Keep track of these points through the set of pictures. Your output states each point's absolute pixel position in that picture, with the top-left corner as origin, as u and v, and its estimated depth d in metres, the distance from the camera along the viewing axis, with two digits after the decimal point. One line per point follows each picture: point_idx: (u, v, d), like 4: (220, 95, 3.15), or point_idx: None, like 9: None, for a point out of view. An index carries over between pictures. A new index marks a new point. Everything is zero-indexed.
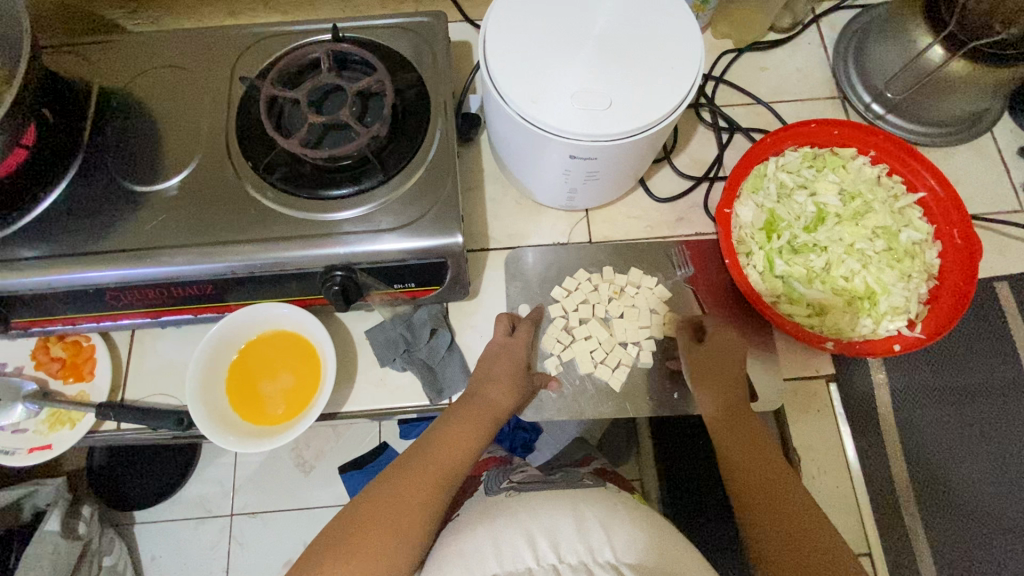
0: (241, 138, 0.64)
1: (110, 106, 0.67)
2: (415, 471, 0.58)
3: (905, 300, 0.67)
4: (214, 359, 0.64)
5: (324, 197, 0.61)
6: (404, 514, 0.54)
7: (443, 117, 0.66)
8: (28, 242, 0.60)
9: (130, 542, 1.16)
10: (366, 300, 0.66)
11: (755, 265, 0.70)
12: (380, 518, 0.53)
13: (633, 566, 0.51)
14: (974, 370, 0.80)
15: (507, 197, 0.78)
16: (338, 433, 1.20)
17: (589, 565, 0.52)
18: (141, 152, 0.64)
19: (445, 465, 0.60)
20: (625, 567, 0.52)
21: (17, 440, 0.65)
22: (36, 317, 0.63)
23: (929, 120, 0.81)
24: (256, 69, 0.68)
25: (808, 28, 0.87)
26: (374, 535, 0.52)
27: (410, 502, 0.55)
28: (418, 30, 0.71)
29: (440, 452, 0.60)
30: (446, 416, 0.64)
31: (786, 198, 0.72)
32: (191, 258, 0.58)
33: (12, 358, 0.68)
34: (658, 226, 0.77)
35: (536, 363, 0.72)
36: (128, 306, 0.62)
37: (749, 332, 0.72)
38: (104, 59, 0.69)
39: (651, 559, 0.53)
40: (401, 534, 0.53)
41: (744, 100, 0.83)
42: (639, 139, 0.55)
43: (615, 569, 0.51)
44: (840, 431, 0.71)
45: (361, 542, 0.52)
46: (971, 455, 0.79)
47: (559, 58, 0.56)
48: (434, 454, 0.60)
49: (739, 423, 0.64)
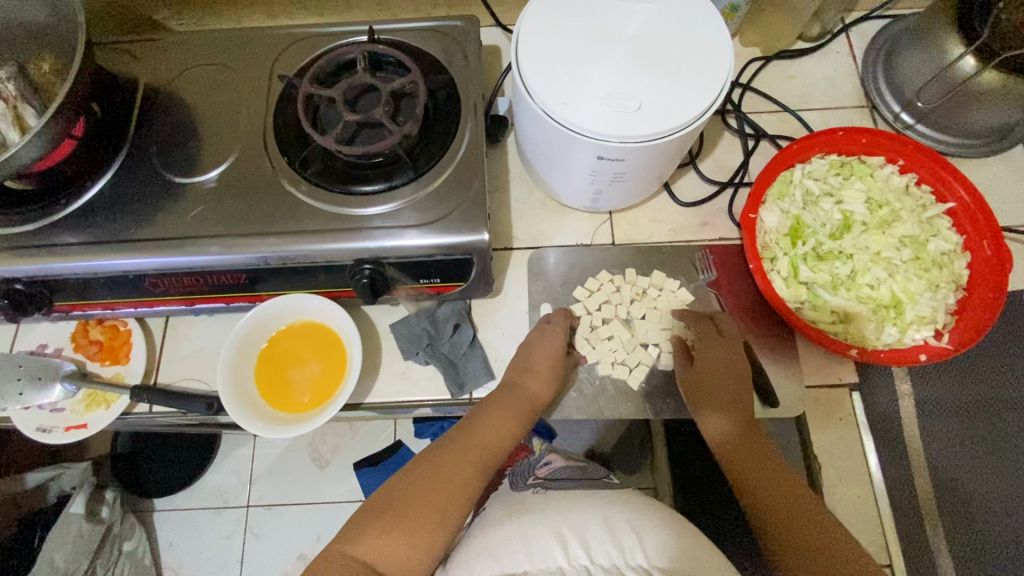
0: (278, 133, 0.67)
1: (155, 101, 0.70)
2: (455, 458, 0.60)
3: (932, 310, 0.67)
4: (247, 344, 0.66)
5: (357, 192, 0.63)
6: (449, 498, 0.56)
7: (473, 117, 0.67)
8: (73, 228, 0.63)
9: (149, 529, 1.19)
10: (392, 293, 0.68)
11: (780, 271, 0.71)
12: (421, 502, 0.55)
13: (665, 571, 0.53)
14: (1000, 386, 0.79)
15: (532, 198, 0.80)
16: (354, 428, 1.22)
17: (621, 567, 0.54)
18: (181, 145, 0.67)
19: (487, 452, 0.62)
20: (656, 570, 0.53)
21: (55, 418, 0.68)
22: (77, 300, 0.65)
23: (961, 131, 0.80)
24: (295, 67, 0.71)
25: (837, 37, 0.87)
26: (411, 514, 0.54)
27: (453, 486, 0.57)
28: (451, 33, 0.72)
29: (483, 439, 0.62)
30: (487, 402, 0.66)
31: (812, 205, 0.72)
32: (227, 247, 0.60)
33: (53, 340, 0.72)
34: (681, 230, 0.78)
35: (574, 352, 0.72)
36: (164, 292, 0.65)
37: (771, 338, 0.73)
38: (148, 57, 0.72)
39: (683, 563, 0.53)
40: (440, 519, 0.55)
41: (771, 107, 0.84)
42: (669, 141, 0.56)
43: (647, 573, 0.53)
44: (864, 441, 0.70)
45: (403, 525, 0.53)
46: (997, 471, 0.78)
47: (591, 62, 0.57)
48: (477, 441, 0.62)
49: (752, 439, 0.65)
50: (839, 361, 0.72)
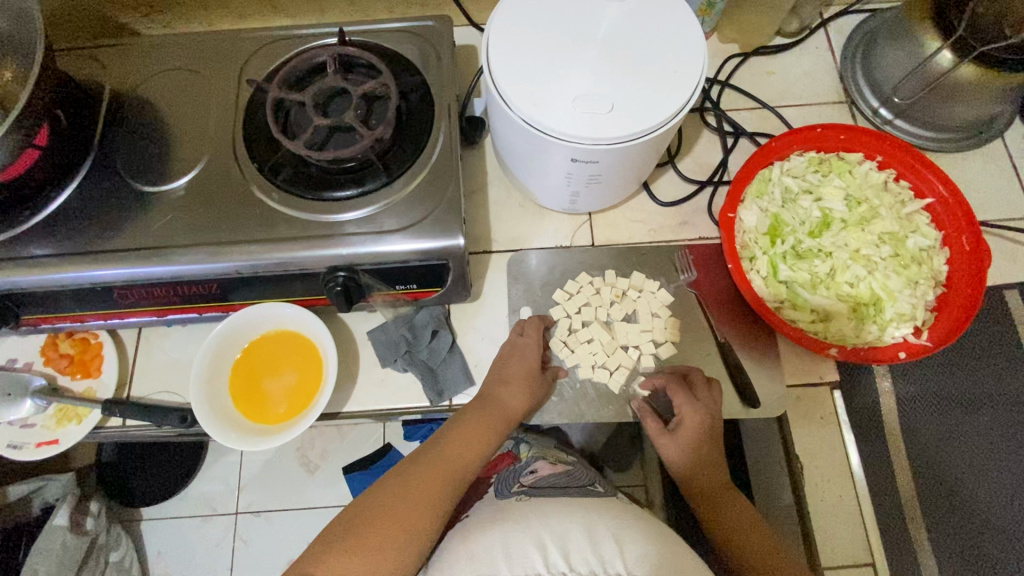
0: (248, 140, 0.65)
1: (121, 108, 0.68)
2: (422, 473, 0.59)
3: (912, 307, 0.67)
4: (218, 356, 0.65)
5: (329, 198, 0.62)
6: (414, 513, 0.56)
7: (447, 120, 0.66)
8: (39, 239, 0.61)
9: (136, 539, 1.17)
10: (368, 301, 0.67)
11: (759, 270, 0.70)
12: (385, 518, 0.55)
13: None
14: (978, 380, 0.80)
15: (511, 200, 0.79)
16: (342, 433, 1.21)
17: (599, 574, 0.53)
18: (148, 153, 0.66)
19: (456, 465, 0.61)
20: None
21: (26, 434, 0.67)
22: (46, 314, 0.64)
23: (938, 126, 0.79)
24: (265, 71, 0.69)
25: (815, 32, 0.87)
26: (382, 532, 0.54)
27: (419, 500, 0.57)
28: (424, 34, 0.71)
29: (452, 451, 0.61)
30: (459, 415, 0.65)
31: (791, 203, 0.72)
32: (198, 258, 0.59)
33: (23, 354, 0.70)
34: (662, 230, 0.77)
35: (550, 363, 0.72)
36: (135, 304, 0.63)
37: (751, 338, 0.72)
38: (114, 63, 0.71)
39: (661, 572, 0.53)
40: (407, 533, 0.54)
41: (751, 104, 0.83)
42: (642, 143, 0.55)
43: None
44: (846, 438, 0.70)
45: (368, 540, 0.53)
46: (978, 464, 0.78)
47: (563, 63, 0.57)
48: (446, 455, 0.61)
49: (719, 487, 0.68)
50: (820, 360, 0.71)
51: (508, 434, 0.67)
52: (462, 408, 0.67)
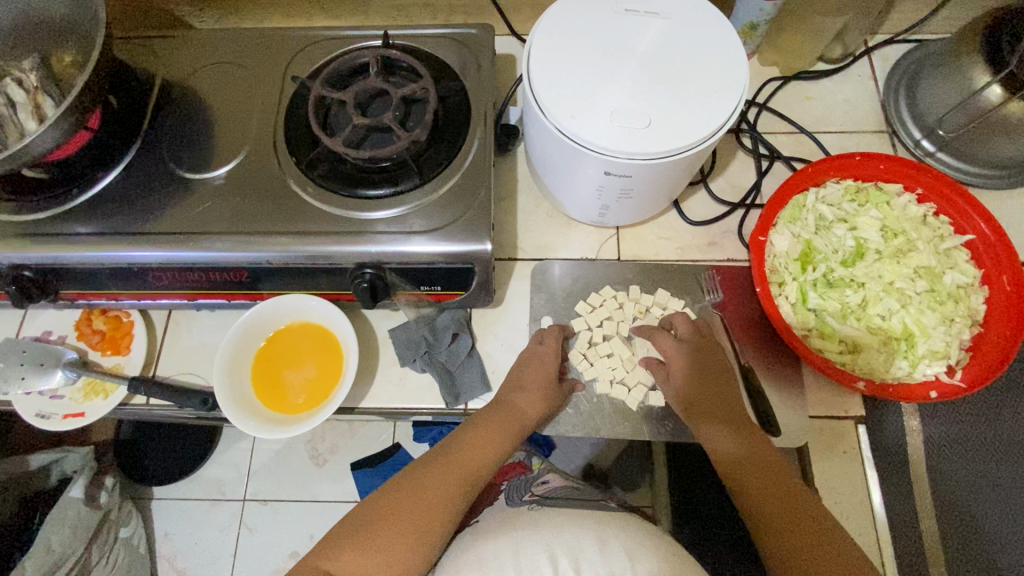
0: (289, 134, 0.67)
1: (170, 97, 0.70)
2: (433, 474, 0.59)
3: (946, 345, 0.65)
4: (243, 345, 0.66)
5: (362, 196, 0.63)
6: (424, 514, 0.56)
7: (483, 126, 0.67)
8: (84, 218, 0.63)
9: (146, 517, 1.19)
10: (392, 299, 0.67)
11: (788, 296, 0.69)
12: (397, 517, 0.55)
13: None
14: (1009, 426, 0.77)
15: (539, 209, 0.79)
16: (353, 429, 1.22)
17: None
18: (193, 141, 0.68)
19: (468, 468, 0.61)
20: None
21: (54, 405, 0.69)
22: (83, 290, 0.66)
23: (984, 161, 0.77)
24: (310, 68, 0.71)
25: (859, 59, 0.86)
26: (391, 531, 0.54)
27: (430, 500, 0.57)
28: (465, 41, 0.72)
29: (464, 454, 0.61)
30: (473, 419, 0.65)
31: (825, 230, 0.71)
32: (231, 245, 0.61)
33: (58, 327, 0.73)
34: (689, 249, 0.77)
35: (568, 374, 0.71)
36: (167, 287, 0.65)
37: (775, 365, 0.71)
38: (167, 52, 0.73)
39: None
40: (418, 534, 0.54)
41: (787, 128, 0.82)
42: (677, 160, 0.55)
43: None
44: (868, 475, 0.68)
45: (379, 539, 0.53)
46: (1006, 514, 0.75)
47: (602, 77, 0.57)
48: (458, 457, 0.61)
49: (752, 454, 0.62)
50: (845, 393, 0.70)
51: (521, 441, 0.66)
52: (476, 413, 0.67)
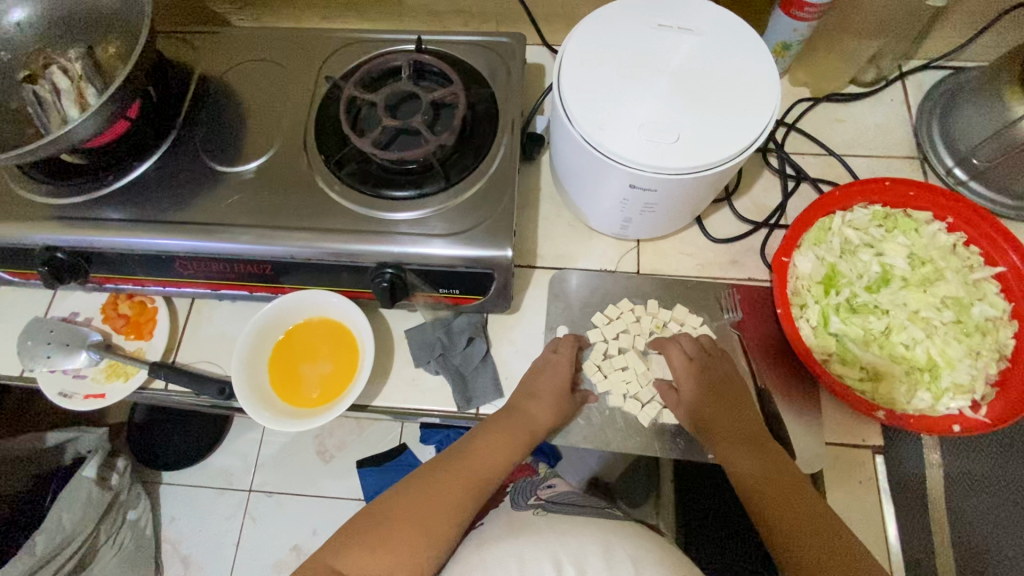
0: (319, 131, 0.68)
1: (207, 91, 0.72)
2: (443, 478, 0.59)
3: (971, 378, 0.63)
4: (261, 337, 0.67)
5: (387, 196, 0.64)
6: (434, 517, 0.56)
7: (510, 133, 0.67)
8: (117, 204, 0.65)
9: (154, 501, 1.21)
10: (411, 300, 0.68)
11: (809, 319, 0.68)
12: (406, 519, 0.55)
13: None
14: None
15: (560, 218, 0.79)
16: (361, 426, 1.22)
17: None
18: (226, 135, 0.69)
19: (477, 474, 0.61)
20: None
21: (76, 384, 0.71)
22: (112, 274, 0.68)
23: (1017, 193, 0.76)
24: (343, 69, 0.73)
25: (893, 84, 0.85)
26: (401, 533, 0.54)
27: (439, 504, 0.57)
28: (497, 49, 0.73)
29: (474, 460, 0.61)
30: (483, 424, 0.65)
31: (850, 255, 0.70)
32: (256, 238, 0.62)
33: (84, 309, 0.75)
34: (710, 266, 0.76)
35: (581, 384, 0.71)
36: (192, 275, 0.67)
37: (793, 389, 0.70)
38: (207, 48, 0.75)
39: None
40: (426, 538, 0.54)
41: (816, 150, 0.81)
42: (704, 176, 0.55)
43: None
44: (883, 506, 0.67)
45: (388, 541, 0.53)
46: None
47: (632, 90, 0.57)
48: (468, 462, 0.61)
49: (771, 474, 0.61)
50: (863, 421, 0.68)
51: (530, 449, 0.66)
52: (487, 419, 0.67)
